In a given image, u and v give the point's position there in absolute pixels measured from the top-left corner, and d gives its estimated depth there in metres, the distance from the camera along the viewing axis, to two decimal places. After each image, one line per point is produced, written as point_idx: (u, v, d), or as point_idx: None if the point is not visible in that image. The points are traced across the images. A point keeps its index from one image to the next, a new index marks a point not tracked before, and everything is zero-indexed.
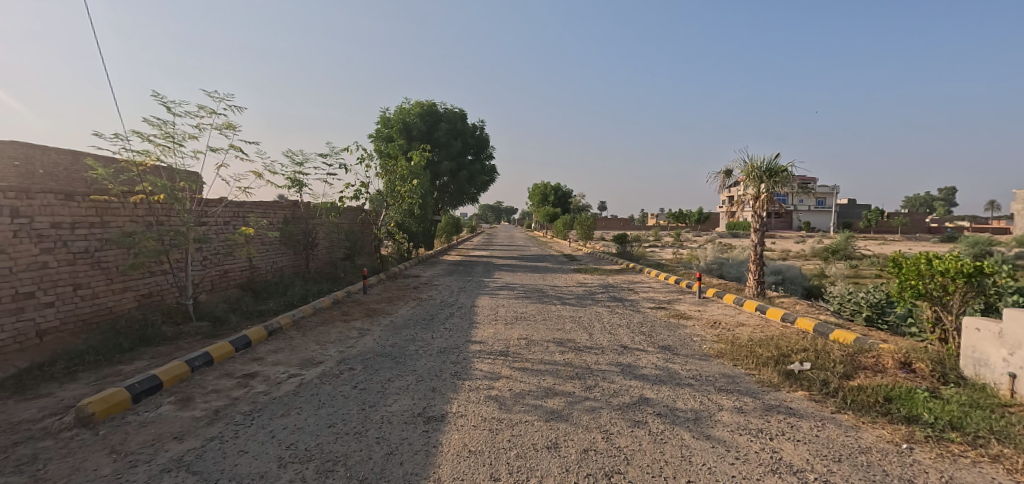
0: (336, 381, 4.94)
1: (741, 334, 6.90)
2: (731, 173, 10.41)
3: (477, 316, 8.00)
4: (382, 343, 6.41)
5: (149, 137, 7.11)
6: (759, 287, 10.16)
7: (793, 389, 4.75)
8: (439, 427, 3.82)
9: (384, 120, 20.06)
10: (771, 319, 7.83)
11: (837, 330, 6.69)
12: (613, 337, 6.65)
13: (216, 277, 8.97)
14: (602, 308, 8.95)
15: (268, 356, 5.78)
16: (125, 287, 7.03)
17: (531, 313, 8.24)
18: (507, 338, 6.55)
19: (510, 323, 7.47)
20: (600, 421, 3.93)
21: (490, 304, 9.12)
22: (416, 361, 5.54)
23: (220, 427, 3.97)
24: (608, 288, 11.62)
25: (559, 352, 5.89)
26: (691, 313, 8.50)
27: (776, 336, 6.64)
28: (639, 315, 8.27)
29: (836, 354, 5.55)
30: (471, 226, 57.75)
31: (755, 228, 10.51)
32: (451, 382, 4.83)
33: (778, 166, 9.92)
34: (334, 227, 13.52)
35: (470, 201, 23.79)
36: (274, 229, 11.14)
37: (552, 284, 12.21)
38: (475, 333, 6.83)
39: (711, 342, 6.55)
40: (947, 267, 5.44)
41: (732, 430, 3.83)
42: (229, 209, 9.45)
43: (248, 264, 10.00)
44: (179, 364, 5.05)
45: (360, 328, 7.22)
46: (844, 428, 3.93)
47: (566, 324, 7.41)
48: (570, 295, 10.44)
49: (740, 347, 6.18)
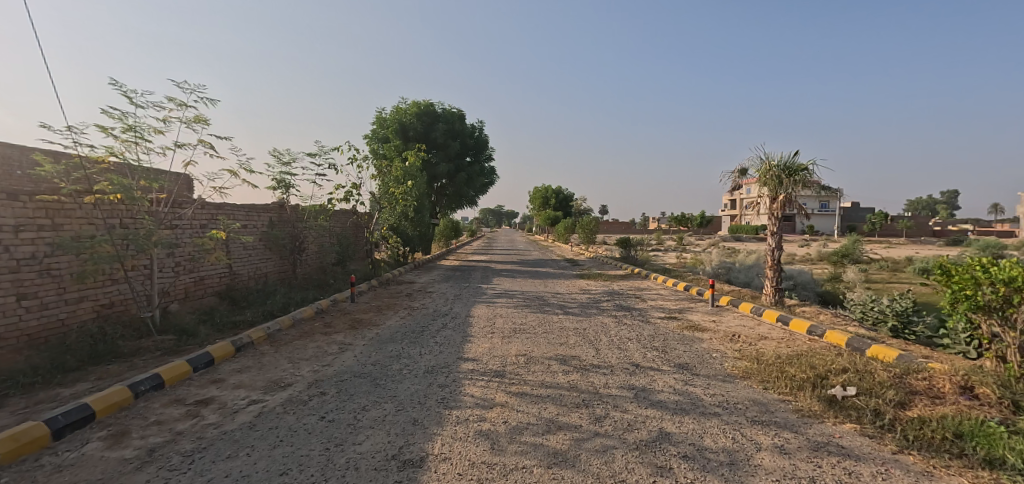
0: (302, 410, 4.22)
1: (765, 350, 6.18)
2: (746, 171, 9.62)
3: (472, 328, 7.28)
4: (362, 361, 5.69)
5: (110, 131, 6.46)
6: (777, 294, 9.41)
7: (839, 421, 4.06)
8: (416, 476, 3.10)
9: (379, 121, 19.40)
10: (796, 331, 7.12)
11: (875, 345, 5.98)
12: (623, 354, 5.91)
13: (188, 285, 8.25)
14: (608, 318, 8.22)
15: (230, 377, 5.07)
16: (81, 297, 6.32)
17: (531, 324, 7.52)
18: (504, 355, 5.82)
19: (508, 336, 6.74)
20: (614, 467, 3.20)
21: (487, 313, 8.40)
22: (398, 384, 4.81)
23: (149, 473, 3.25)
24: (613, 295, 10.90)
25: (563, 373, 5.16)
26: (706, 324, 7.78)
27: (806, 353, 5.92)
28: (650, 326, 7.53)
29: (882, 376, 4.84)
30: (471, 229, 57.23)
31: (772, 231, 9.73)
32: (436, 412, 4.10)
33: (798, 164, 9.08)
34: (323, 231, 12.82)
35: (469, 203, 23.12)
36: (257, 233, 10.45)
37: (553, 291, 11.49)
38: (467, 349, 6.09)
39: (733, 359, 5.83)
40: (1008, 275, 4.72)
41: (778, 480, 3.10)
42: (205, 212, 8.77)
43: (226, 270, 9.30)
44: (119, 390, 4.35)
45: (341, 343, 6.49)
46: (914, 476, 3.22)
47: (569, 337, 6.67)
48: (573, 304, 9.71)
49: (768, 365, 5.45)
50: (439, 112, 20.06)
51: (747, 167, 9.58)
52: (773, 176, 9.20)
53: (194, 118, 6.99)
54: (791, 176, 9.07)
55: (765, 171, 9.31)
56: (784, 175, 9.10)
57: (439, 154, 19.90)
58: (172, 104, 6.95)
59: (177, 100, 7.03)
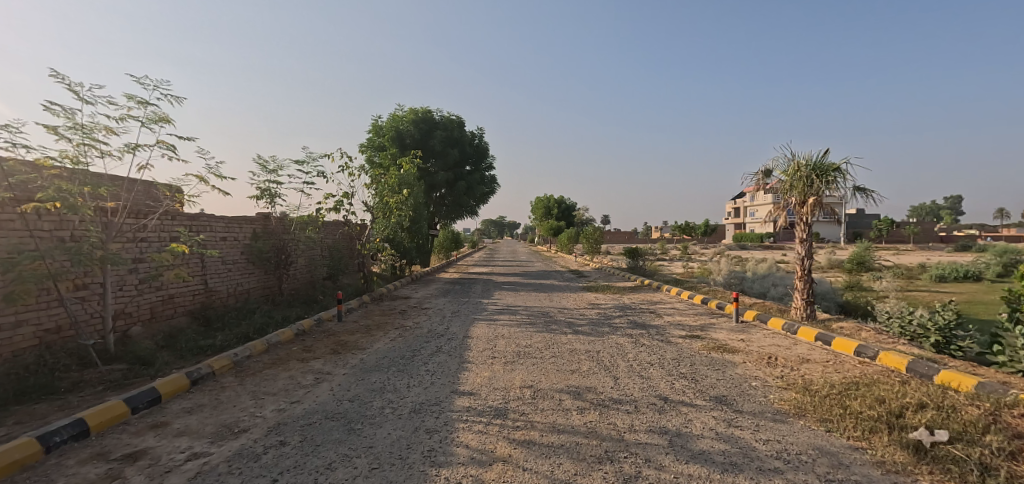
0: (251, 470, 3.33)
1: (813, 378, 5.28)
2: (772, 174, 8.73)
3: (469, 352, 6.38)
4: (339, 396, 4.80)
5: (53, 130, 5.65)
6: (808, 309, 8.49)
7: (937, 478, 3.19)
8: None
9: (375, 129, 18.68)
10: (842, 353, 6.22)
11: (943, 371, 5.09)
12: (648, 385, 5.00)
13: (155, 304, 7.41)
14: (623, 337, 7.31)
15: (175, 421, 4.20)
16: (18, 322, 5.45)
17: (537, 347, 6.60)
18: (507, 387, 4.93)
19: (511, 362, 5.85)
20: None
21: (487, 333, 7.51)
22: (377, 430, 3.92)
23: None
24: (625, 310, 9.99)
25: (578, 411, 4.26)
26: (735, 344, 6.87)
27: (865, 382, 5.03)
28: (672, 347, 6.61)
29: (971, 414, 3.95)
30: (472, 240, 56.49)
31: (801, 238, 8.79)
32: (419, 473, 3.21)
33: (829, 164, 8.16)
34: (312, 243, 11.96)
35: (470, 214, 22.27)
36: (239, 246, 9.61)
37: (560, 306, 10.56)
38: (463, 379, 5.21)
39: (779, 389, 4.92)
40: None
41: None
42: (175, 223, 7.93)
43: (201, 287, 8.45)
44: (25, 444, 3.51)
45: (318, 372, 5.60)
46: None
47: (581, 363, 5.76)
48: (583, 320, 8.81)
49: (824, 398, 4.56)
50: (437, 119, 19.35)
51: (773, 168, 8.69)
52: (802, 177, 8.26)
53: (155, 117, 6.17)
54: (822, 177, 8.14)
55: (792, 172, 8.40)
56: (814, 176, 8.17)
57: (437, 163, 19.11)
58: (131, 102, 6.15)
59: (138, 98, 6.21)
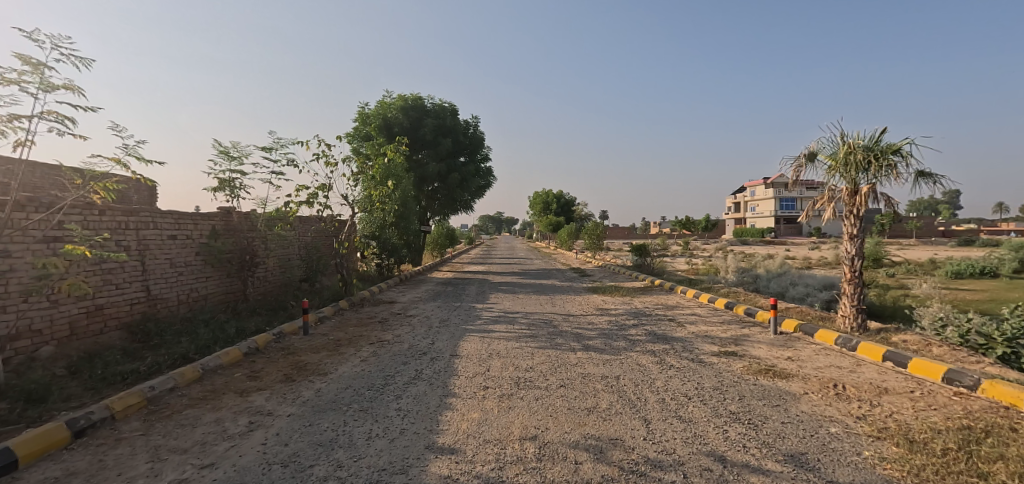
0: None
1: (908, 420, 3.98)
2: (819, 157, 7.36)
3: (455, 379, 5.05)
4: (270, 455, 3.48)
5: None
6: (858, 317, 7.18)
7: None
8: None
9: (361, 117, 17.32)
10: (927, 381, 4.92)
11: None
12: (693, 435, 3.68)
13: (76, 317, 6.07)
14: (644, 355, 6.01)
15: None
16: None
17: (541, 372, 5.30)
18: (504, 439, 3.62)
19: (510, 396, 4.52)
20: None
21: (479, 351, 6.19)
22: None
23: None
24: (640, 317, 8.69)
25: None
26: (784, 365, 5.55)
27: (986, 427, 3.73)
28: (709, 371, 5.32)
29: None
30: (469, 236, 55.11)
31: (850, 234, 7.41)
32: None
33: (888, 144, 6.83)
34: (284, 241, 10.61)
35: (463, 209, 20.90)
36: (193, 245, 8.25)
37: (564, 313, 9.24)
38: (444, 427, 3.88)
39: (870, 439, 3.63)
40: None
41: None
42: (102, 218, 6.57)
43: (142, 294, 7.11)
44: None
45: (255, 413, 4.28)
46: None
47: (599, 398, 4.45)
48: (592, 332, 7.48)
49: (946, 459, 3.25)
50: (428, 106, 18.01)
51: (820, 150, 7.30)
52: (857, 160, 6.90)
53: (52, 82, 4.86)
54: (880, 159, 6.79)
55: (844, 155, 7.03)
56: (871, 158, 6.82)
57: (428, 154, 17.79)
58: (22, 64, 4.83)
59: (29, 61, 4.90)
